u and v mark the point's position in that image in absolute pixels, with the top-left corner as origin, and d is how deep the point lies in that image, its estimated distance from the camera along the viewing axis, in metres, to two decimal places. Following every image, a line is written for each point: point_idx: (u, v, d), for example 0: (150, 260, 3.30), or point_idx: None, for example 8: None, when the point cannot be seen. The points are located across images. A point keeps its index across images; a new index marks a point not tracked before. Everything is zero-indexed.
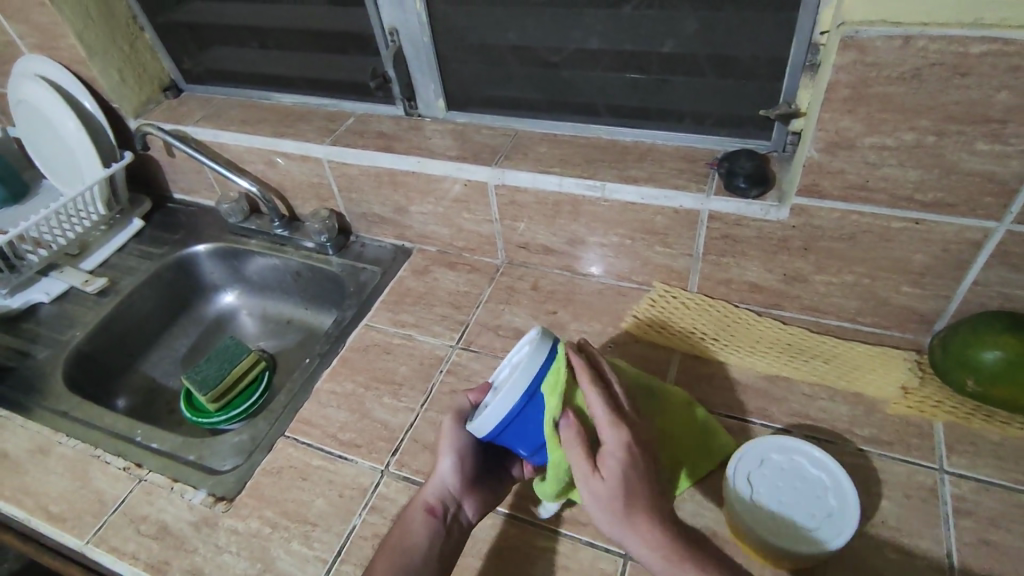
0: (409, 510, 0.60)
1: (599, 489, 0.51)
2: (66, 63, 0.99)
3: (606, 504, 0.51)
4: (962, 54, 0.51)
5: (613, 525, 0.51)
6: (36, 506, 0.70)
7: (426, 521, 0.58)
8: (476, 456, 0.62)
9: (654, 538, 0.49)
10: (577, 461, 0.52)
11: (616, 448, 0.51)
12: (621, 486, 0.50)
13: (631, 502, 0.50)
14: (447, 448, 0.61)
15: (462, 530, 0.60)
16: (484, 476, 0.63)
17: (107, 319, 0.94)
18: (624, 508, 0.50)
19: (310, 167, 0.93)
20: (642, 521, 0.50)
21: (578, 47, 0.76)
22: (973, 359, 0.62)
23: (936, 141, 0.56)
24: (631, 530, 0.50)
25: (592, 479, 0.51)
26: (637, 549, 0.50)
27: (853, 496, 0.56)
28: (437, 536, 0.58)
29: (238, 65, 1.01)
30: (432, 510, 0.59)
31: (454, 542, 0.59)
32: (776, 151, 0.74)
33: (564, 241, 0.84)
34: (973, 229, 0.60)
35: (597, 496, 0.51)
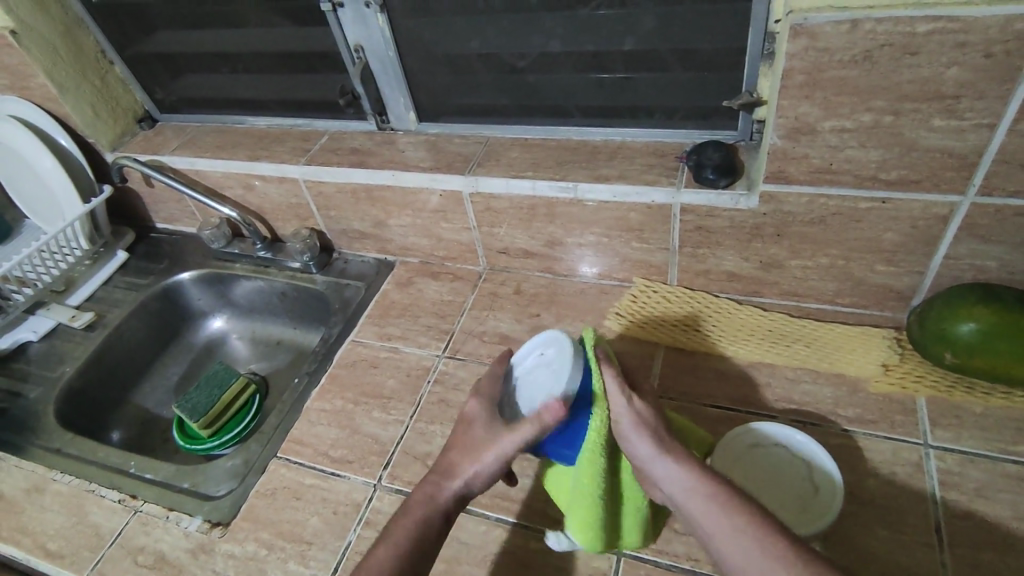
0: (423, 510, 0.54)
1: (640, 421, 0.54)
2: (40, 102, 1.00)
3: (649, 432, 0.53)
4: (909, 33, 0.51)
5: (652, 448, 0.53)
6: (34, 545, 0.70)
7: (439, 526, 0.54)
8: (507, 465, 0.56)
9: (688, 459, 0.53)
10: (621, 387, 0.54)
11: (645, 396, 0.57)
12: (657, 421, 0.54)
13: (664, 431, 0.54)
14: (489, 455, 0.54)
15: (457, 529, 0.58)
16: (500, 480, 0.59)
17: (96, 353, 0.94)
18: (659, 434, 0.53)
19: (288, 188, 0.94)
20: (674, 445, 0.53)
21: (541, 51, 0.77)
22: (949, 333, 0.62)
23: (893, 120, 0.57)
24: (667, 451, 0.53)
25: (634, 405, 0.54)
26: (672, 469, 0.52)
27: (835, 475, 0.57)
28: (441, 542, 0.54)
29: (209, 91, 1.02)
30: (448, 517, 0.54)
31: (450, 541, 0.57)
32: (743, 140, 0.75)
33: (542, 243, 0.84)
34: (938, 204, 0.61)
35: (637, 423, 0.53)
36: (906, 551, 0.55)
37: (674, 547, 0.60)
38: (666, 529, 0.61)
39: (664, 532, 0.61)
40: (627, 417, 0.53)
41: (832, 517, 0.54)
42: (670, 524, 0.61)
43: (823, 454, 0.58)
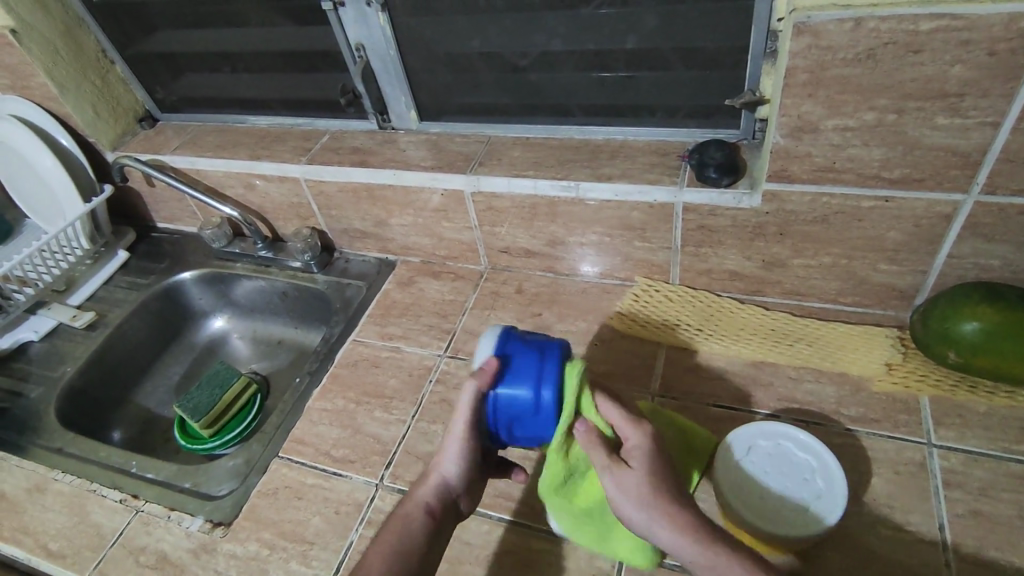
0: (406, 507, 0.55)
1: (626, 488, 0.50)
2: (40, 102, 1.00)
3: (637, 498, 0.49)
4: (913, 31, 0.51)
5: (640, 517, 0.49)
6: (35, 545, 0.70)
7: (427, 522, 0.54)
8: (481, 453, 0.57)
9: (684, 520, 0.48)
10: (601, 459, 0.51)
11: (637, 449, 0.52)
12: (648, 481, 0.50)
13: (658, 491, 0.49)
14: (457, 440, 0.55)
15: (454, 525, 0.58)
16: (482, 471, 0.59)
17: (97, 352, 0.94)
18: (650, 498, 0.49)
19: (289, 188, 0.94)
20: (669, 507, 0.49)
21: (543, 50, 0.77)
22: (952, 332, 0.62)
23: (897, 118, 0.57)
24: (659, 517, 0.49)
25: (616, 473, 0.51)
26: (669, 536, 0.48)
27: (841, 476, 0.56)
28: (435, 539, 0.54)
29: (210, 90, 1.02)
30: (434, 511, 0.55)
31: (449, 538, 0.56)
32: (746, 138, 0.74)
33: (544, 242, 0.84)
34: (942, 203, 0.61)
35: (623, 492, 0.50)
36: (909, 551, 0.55)
37: None
38: None
39: None
40: (614, 485, 0.50)
41: (832, 518, 0.54)
42: None
43: (828, 455, 0.58)
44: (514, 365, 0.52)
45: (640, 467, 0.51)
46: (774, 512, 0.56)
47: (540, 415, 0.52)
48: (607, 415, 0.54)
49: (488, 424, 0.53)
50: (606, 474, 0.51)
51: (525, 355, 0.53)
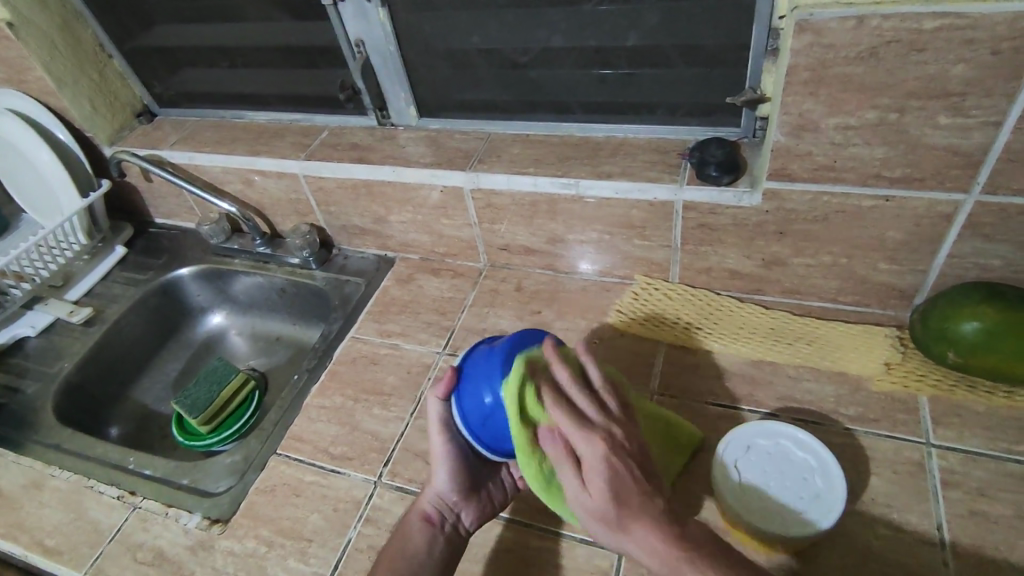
0: (406, 519, 0.60)
1: (593, 506, 0.48)
2: (38, 96, 0.99)
3: (591, 509, 0.48)
4: (916, 30, 0.51)
5: (603, 530, 0.48)
6: (32, 541, 0.70)
7: (424, 529, 0.59)
8: (467, 462, 0.62)
9: (650, 535, 0.46)
10: (561, 455, 0.50)
11: (595, 462, 0.48)
12: (613, 497, 0.47)
13: (623, 505, 0.47)
14: (438, 450, 0.61)
15: (460, 538, 0.61)
16: (481, 484, 0.62)
17: (95, 348, 0.94)
18: (613, 514, 0.47)
19: (287, 184, 0.93)
20: (630, 511, 0.47)
21: (543, 47, 0.76)
22: (952, 331, 0.62)
23: (898, 117, 0.57)
24: (631, 531, 0.47)
25: (581, 492, 0.49)
26: (630, 546, 0.47)
27: (841, 476, 0.56)
28: (434, 544, 0.59)
29: (209, 85, 1.01)
30: (430, 519, 0.60)
31: (453, 548, 0.60)
32: (746, 137, 0.74)
33: (543, 240, 0.84)
34: (942, 202, 0.61)
35: (589, 512, 0.48)
36: (907, 550, 0.55)
37: None
38: None
39: None
40: (573, 488, 0.49)
41: (839, 510, 0.54)
42: None
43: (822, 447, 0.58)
44: (466, 375, 0.57)
45: (601, 478, 0.48)
46: (783, 511, 0.56)
47: (498, 422, 0.54)
48: (561, 430, 0.50)
49: (473, 440, 0.57)
50: (567, 476, 0.50)
51: (475, 363, 0.57)
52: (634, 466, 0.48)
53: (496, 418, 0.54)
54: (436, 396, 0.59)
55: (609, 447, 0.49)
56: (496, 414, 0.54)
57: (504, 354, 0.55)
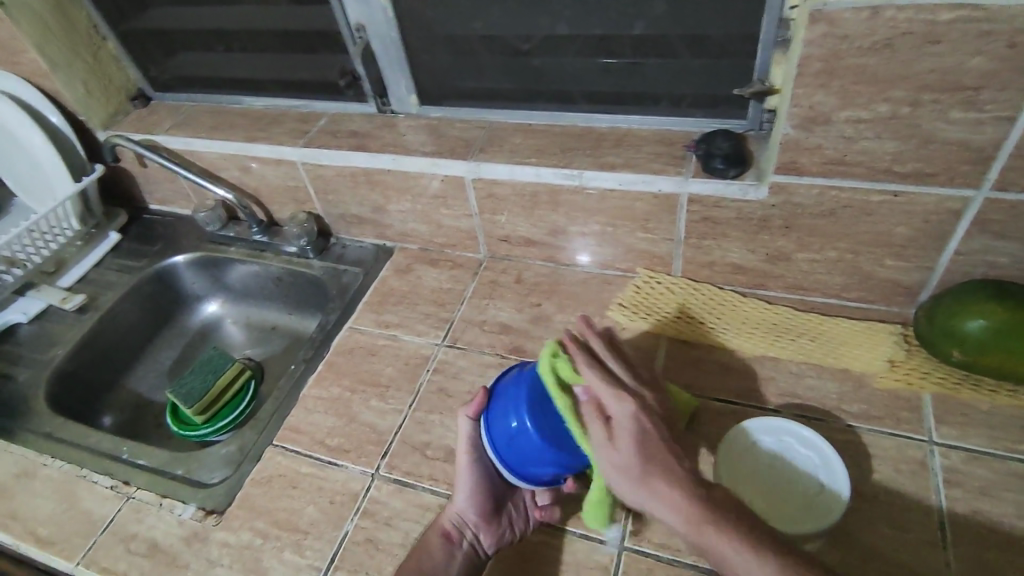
0: (425, 534, 0.60)
1: (620, 461, 0.50)
2: (30, 77, 0.97)
3: (621, 472, 0.50)
4: (932, 22, 0.50)
5: (632, 490, 0.50)
6: (23, 531, 0.69)
7: (441, 546, 0.58)
8: (492, 484, 0.60)
9: (677, 494, 0.48)
10: (592, 424, 0.52)
11: (624, 418, 0.51)
12: (638, 453, 0.49)
13: (648, 464, 0.49)
14: (463, 469, 0.60)
15: (476, 560, 0.59)
16: (505, 508, 0.61)
17: (88, 335, 0.92)
18: (637, 470, 0.49)
19: (285, 171, 0.92)
20: (660, 472, 0.49)
21: (548, 34, 0.75)
22: (958, 330, 0.61)
23: (911, 111, 0.56)
24: (658, 490, 0.48)
25: (610, 449, 0.50)
26: (660, 508, 0.49)
27: (842, 467, 0.56)
28: (451, 563, 0.58)
29: (206, 69, 0.99)
30: (449, 537, 0.59)
31: (468, 569, 0.58)
32: (752, 129, 0.73)
33: (544, 231, 0.83)
34: (952, 198, 0.60)
35: (614, 465, 0.50)
36: (909, 549, 0.55)
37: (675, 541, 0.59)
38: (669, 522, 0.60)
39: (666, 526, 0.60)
40: (605, 453, 0.51)
41: (842, 508, 0.54)
42: None
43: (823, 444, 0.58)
44: (497, 396, 0.57)
45: (631, 432, 0.50)
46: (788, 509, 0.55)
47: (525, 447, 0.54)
48: (591, 390, 0.53)
49: (499, 463, 0.57)
50: (597, 442, 0.51)
51: (505, 385, 0.57)
52: (662, 429, 0.51)
53: (520, 441, 0.54)
54: (467, 414, 0.59)
55: (638, 410, 0.51)
56: (520, 438, 0.54)
57: (533, 378, 0.55)
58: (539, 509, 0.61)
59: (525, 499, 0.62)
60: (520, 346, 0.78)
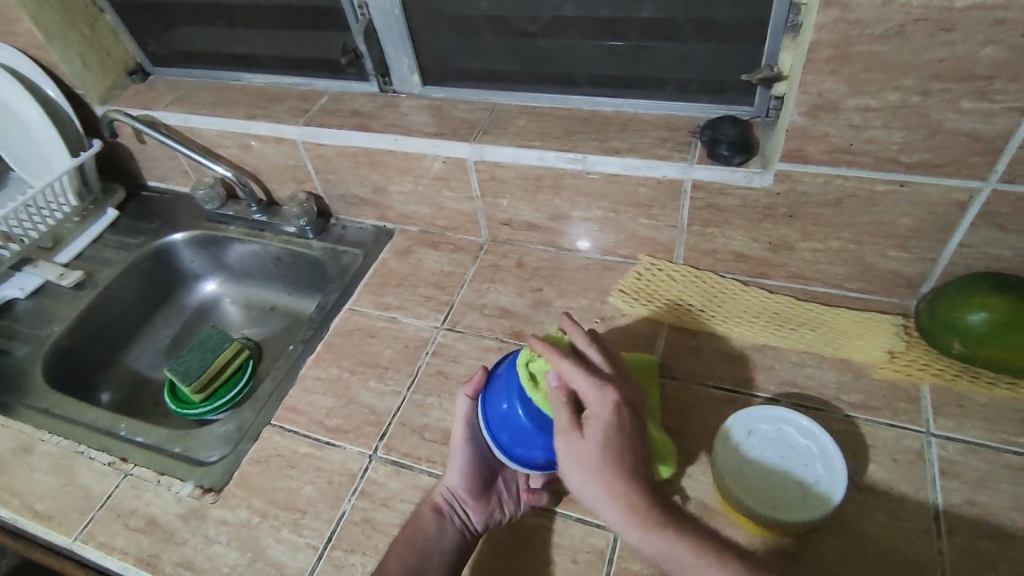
0: (416, 509, 0.60)
1: (586, 466, 0.48)
2: (26, 49, 0.96)
3: (586, 471, 0.48)
4: (947, 8, 0.49)
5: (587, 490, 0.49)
6: (21, 505, 0.69)
7: (433, 520, 0.59)
8: (482, 463, 0.62)
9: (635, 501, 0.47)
10: (564, 418, 0.50)
11: (602, 412, 0.49)
12: (603, 452, 0.48)
13: (608, 467, 0.48)
14: (456, 447, 0.61)
15: (466, 536, 0.60)
16: (495, 487, 0.62)
17: (85, 312, 0.92)
18: (597, 469, 0.48)
19: (285, 150, 0.91)
20: (624, 472, 0.48)
21: (554, 15, 0.74)
22: (958, 322, 0.61)
23: (921, 100, 0.55)
24: (614, 501, 0.47)
25: (575, 441, 0.49)
26: (609, 510, 0.48)
27: (841, 463, 0.56)
28: (442, 536, 0.58)
29: (206, 45, 0.98)
30: (439, 511, 0.60)
31: (459, 545, 0.59)
32: (759, 116, 0.72)
33: (547, 216, 0.82)
34: (958, 189, 0.60)
35: (574, 457, 0.49)
36: (904, 539, 0.55)
37: None
38: None
39: None
40: (566, 451, 0.50)
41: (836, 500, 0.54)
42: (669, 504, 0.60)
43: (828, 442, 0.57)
44: (494, 378, 0.58)
45: (606, 428, 0.49)
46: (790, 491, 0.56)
47: (519, 429, 0.54)
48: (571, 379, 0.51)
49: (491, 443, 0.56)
50: (561, 435, 0.50)
51: (499, 370, 0.58)
52: (633, 425, 0.50)
53: (512, 419, 0.54)
54: (465, 393, 0.61)
55: (621, 402, 0.50)
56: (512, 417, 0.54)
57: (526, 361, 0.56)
58: (529, 492, 0.61)
59: (517, 482, 0.63)
60: (520, 330, 0.77)
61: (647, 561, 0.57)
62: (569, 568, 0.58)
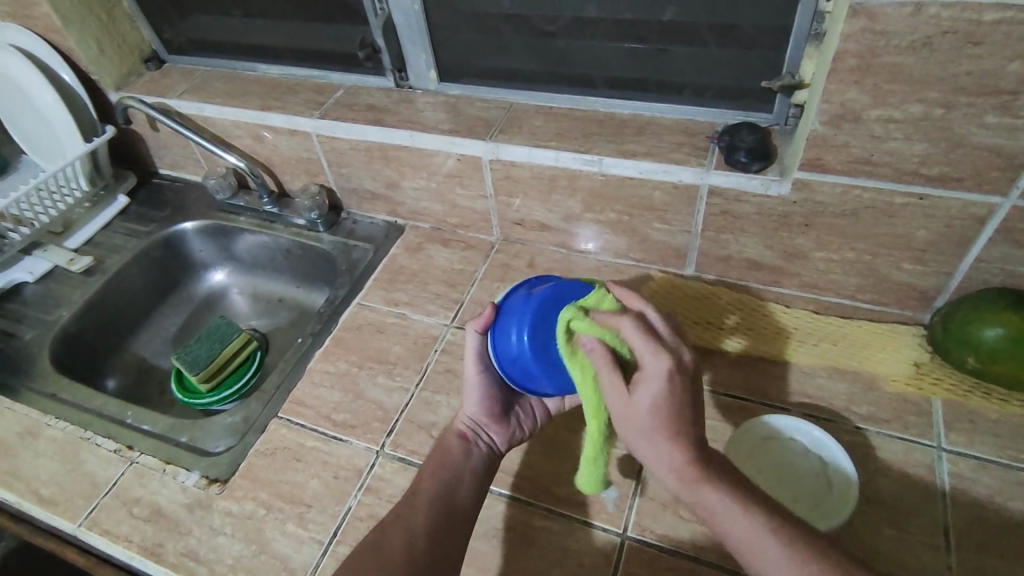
0: (440, 437, 0.60)
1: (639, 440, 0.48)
2: (42, 33, 0.95)
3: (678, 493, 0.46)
4: (975, 22, 0.49)
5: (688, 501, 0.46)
6: (26, 489, 0.69)
7: (460, 446, 0.59)
8: (498, 386, 0.62)
9: (680, 457, 0.45)
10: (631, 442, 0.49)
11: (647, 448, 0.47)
12: (656, 417, 0.46)
13: (659, 424, 0.46)
14: (471, 376, 0.62)
15: (492, 457, 0.61)
16: (513, 410, 0.63)
17: (94, 298, 0.92)
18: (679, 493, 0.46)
19: (299, 142, 0.91)
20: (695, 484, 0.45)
21: (575, 15, 0.74)
22: (972, 337, 0.61)
23: (945, 113, 0.55)
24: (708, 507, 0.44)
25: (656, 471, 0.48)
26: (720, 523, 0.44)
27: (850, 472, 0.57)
28: (471, 459, 0.59)
29: (223, 34, 0.98)
30: (465, 437, 0.60)
31: (488, 465, 0.60)
32: (778, 124, 0.72)
33: (559, 217, 0.82)
34: (977, 204, 0.59)
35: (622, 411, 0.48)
36: (913, 553, 0.55)
37: (679, 534, 0.59)
38: (672, 515, 0.60)
39: (669, 518, 0.60)
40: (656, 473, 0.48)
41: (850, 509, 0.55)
42: (675, 510, 0.60)
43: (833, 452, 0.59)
44: (505, 313, 0.57)
45: (657, 394, 0.46)
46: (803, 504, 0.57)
47: (528, 367, 0.55)
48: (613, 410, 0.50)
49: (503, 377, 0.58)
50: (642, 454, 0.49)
51: (514, 303, 0.56)
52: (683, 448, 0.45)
53: (524, 361, 0.55)
54: (475, 329, 0.59)
55: (675, 368, 0.47)
56: (518, 352, 0.55)
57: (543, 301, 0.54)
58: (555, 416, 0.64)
59: (532, 403, 0.65)
60: None
61: (654, 566, 0.57)
62: (575, 571, 0.58)
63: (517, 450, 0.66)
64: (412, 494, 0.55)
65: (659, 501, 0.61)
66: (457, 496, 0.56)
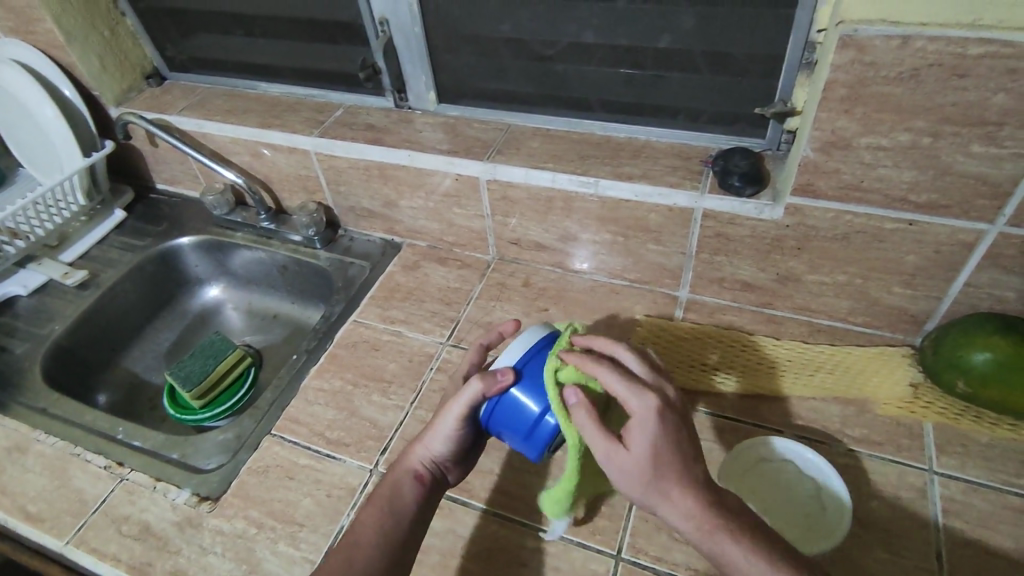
0: (396, 476, 0.57)
1: (639, 488, 0.46)
2: (46, 49, 0.96)
3: (695, 533, 0.45)
4: (960, 55, 0.51)
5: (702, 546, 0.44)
6: (13, 506, 0.68)
7: (416, 489, 0.57)
8: (472, 434, 0.58)
9: (694, 507, 0.44)
10: (633, 490, 0.47)
11: (655, 497, 0.45)
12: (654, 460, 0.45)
13: (663, 473, 0.45)
14: (450, 425, 0.56)
15: (443, 493, 0.60)
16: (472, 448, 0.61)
17: (87, 312, 0.91)
18: (695, 534, 0.45)
19: (298, 159, 0.91)
20: (714, 523, 0.44)
21: (572, 41, 0.75)
22: (963, 361, 0.62)
23: (932, 142, 0.56)
24: (729, 555, 0.44)
25: (667, 514, 0.45)
26: (740, 571, 0.43)
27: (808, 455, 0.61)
28: (424, 505, 0.57)
29: (224, 53, 0.99)
30: (422, 479, 0.57)
31: (438, 505, 0.59)
32: (770, 149, 0.74)
33: (555, 237, 0.83)
34: (965, 231, 0.61)
35: (623, 472, 0.46)
36: None
37: (672, 555, 0.59)
38: (666, 536, 0.60)
39: (663, 539, 0.60)
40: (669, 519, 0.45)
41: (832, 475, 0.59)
42: (669, 532, 0.60)
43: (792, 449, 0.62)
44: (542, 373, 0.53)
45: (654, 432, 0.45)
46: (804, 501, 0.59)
47: (534, 436, 0.52)
48: (606, 453, 0.47)
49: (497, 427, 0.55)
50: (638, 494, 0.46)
51: (554, 370, 0.53)
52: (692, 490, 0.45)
53: (534, 430, 0.52)
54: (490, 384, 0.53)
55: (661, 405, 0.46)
56: (537, 432, 0.52)
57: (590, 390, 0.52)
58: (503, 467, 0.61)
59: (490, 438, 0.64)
60: None
61: None
62: None
63: (510, 468, 0.66)
64: (358, 547, 0.53)
65: (653, 521, 0.61)
66: (408, 545, 0.54)
